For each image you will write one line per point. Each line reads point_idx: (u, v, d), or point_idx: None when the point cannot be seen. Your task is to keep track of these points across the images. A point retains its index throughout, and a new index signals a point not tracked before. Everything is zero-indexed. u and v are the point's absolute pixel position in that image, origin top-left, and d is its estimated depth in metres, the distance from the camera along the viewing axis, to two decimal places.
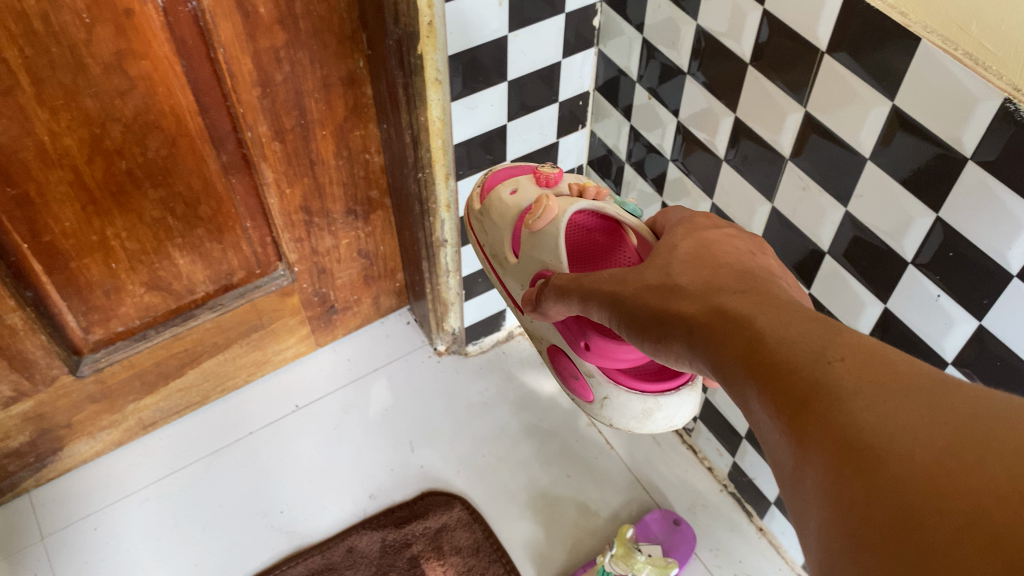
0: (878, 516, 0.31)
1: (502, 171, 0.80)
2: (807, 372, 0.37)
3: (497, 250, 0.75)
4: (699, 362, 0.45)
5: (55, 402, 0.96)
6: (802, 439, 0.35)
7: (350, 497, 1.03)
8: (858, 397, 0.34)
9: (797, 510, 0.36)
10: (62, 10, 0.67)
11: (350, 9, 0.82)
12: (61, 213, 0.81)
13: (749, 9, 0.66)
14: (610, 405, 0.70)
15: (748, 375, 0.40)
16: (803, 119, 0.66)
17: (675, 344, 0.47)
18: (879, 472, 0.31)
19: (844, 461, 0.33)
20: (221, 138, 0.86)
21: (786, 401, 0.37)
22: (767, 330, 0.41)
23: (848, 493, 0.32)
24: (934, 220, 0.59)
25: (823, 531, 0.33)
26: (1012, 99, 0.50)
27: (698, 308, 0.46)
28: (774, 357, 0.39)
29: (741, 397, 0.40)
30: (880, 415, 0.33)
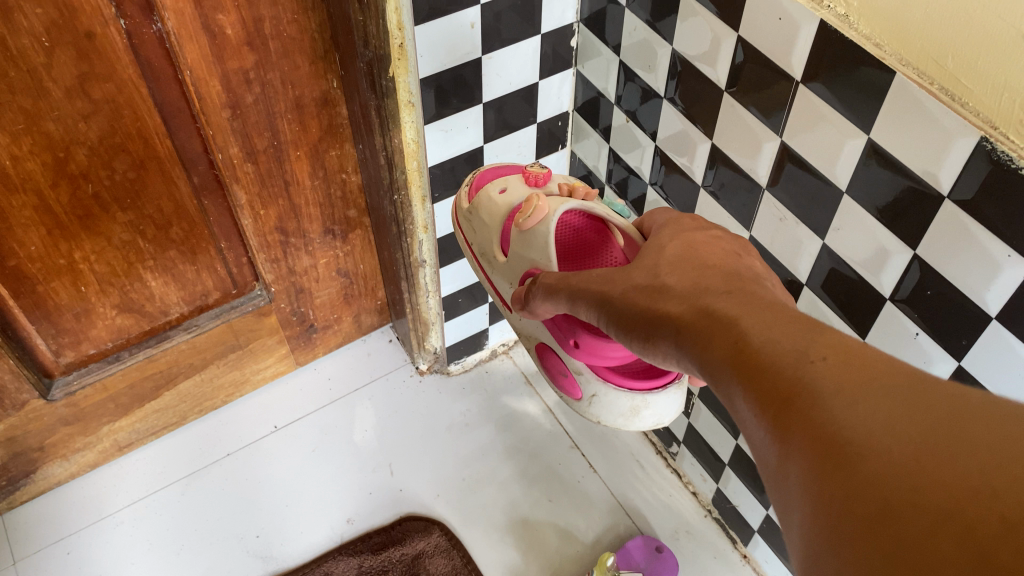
0: (856, 517, 0.29)
1: (489, 171, 0.75)
2: (791, 370, 0.35)
3: (484, 250, 0.70)
4: (688, 363, 0.43)
5: (26, 426, 0.94)
6: (785, 438, 0.33)
7: (327, 522, 1.02)
8: (838, 393, 0.33)
9: (781, 509, 0.34)
10: (20, 34, 0.66)
11: (322, 29, 0.80)
12: (26, 238, 0.79)
13: (724, 35, 0.64)
14: (598, 405, 0.65)
15: (731, 372, 0.38)
16: (779, 149, 0.64)
17: (663, 343, 0.45)
18: (858, 471, 0.30)
19: (823, 459, 0.31)
20: (191, 160, 0.84)
21: (769, 400, 0.35)
22: (751, 328, 0.39)
23: (826, 493, 0.31)
24: (911, 258, 0.57)
25: (806, 532, 0.32)
26: (988, 137, 0.48)
27: (685, 306, 0.44)
28: (757, 354, 0.37)
29: (726, 395, 0.39)
30: (859, 412, 0.31)
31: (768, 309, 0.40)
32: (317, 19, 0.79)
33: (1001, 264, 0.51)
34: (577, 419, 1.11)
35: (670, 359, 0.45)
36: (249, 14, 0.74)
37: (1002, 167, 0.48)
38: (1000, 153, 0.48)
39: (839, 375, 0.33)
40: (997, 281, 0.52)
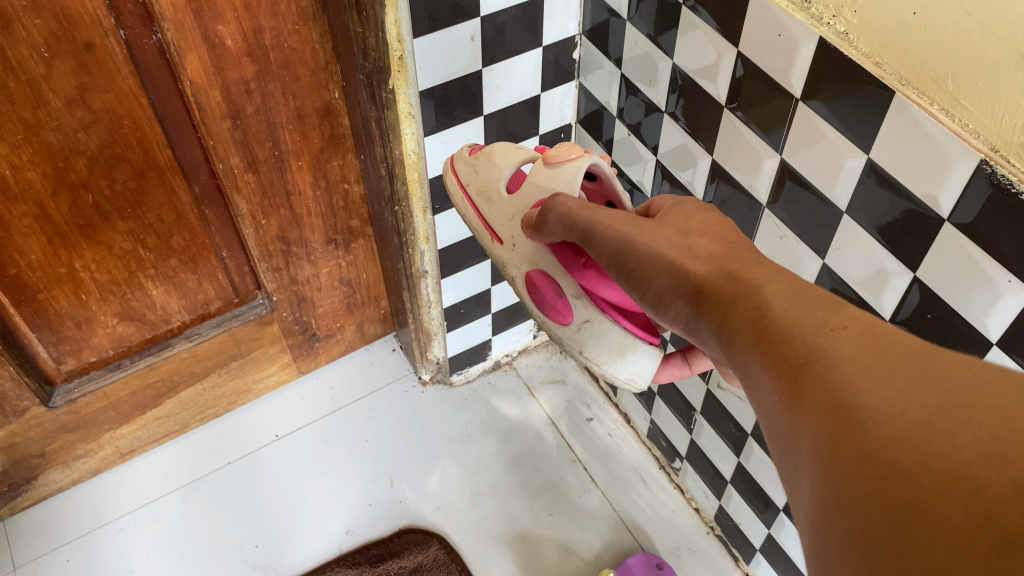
0: (866, 479, 0.30)
1: None
2: (808, 340, 0.35)
3: (485, 179, 0.69)
4: (709, 334, 0.43)
5: (27, 432, 0.94)
6: (800, 406, 0.34)
7: (326, 533, 1.01)
8: (851, 360, 0.33)
9: (790, 472, 0.35)
10: (19, 45, 0.66)
11: (323, 40, 0.80)
12: (26, 247, 0.79)
13: (724, 50, 0.63)
14: (587, 333, 0.65)
15: (752, 343, 0.38)
16: (779, 167, 0.63)
17: (675, 301, 0.46)
18: (870, 435, 0.31)
19: (836, 424, 0.32)
20: (193, 169, 0.84)
21: (786, 369, 0.36)
22: (770, 297, 0.39)
23: (837, 454, 0.32)
24: (911, 280, 0.56)
25: (814, 494, 0.32)
26: (988, 160, 0.47)
27: (708, 275, 0.44)
28: (775, 323, 0.38)
29: (744, 365, 0.39)
30: (872, 379, 0.32)
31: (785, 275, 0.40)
32: (318, 30, 0.78)
33: (1002, 290, 0.50)
34: (580, 432, 1.10)
35: (678, 320, 0.47)
36: (249, 25, 0.74)
37: (1002, 191, 0.47)
38: (1000, 176, 0.47)
39: (853, 343, 0.34)
40: (997, 307, 0.51)
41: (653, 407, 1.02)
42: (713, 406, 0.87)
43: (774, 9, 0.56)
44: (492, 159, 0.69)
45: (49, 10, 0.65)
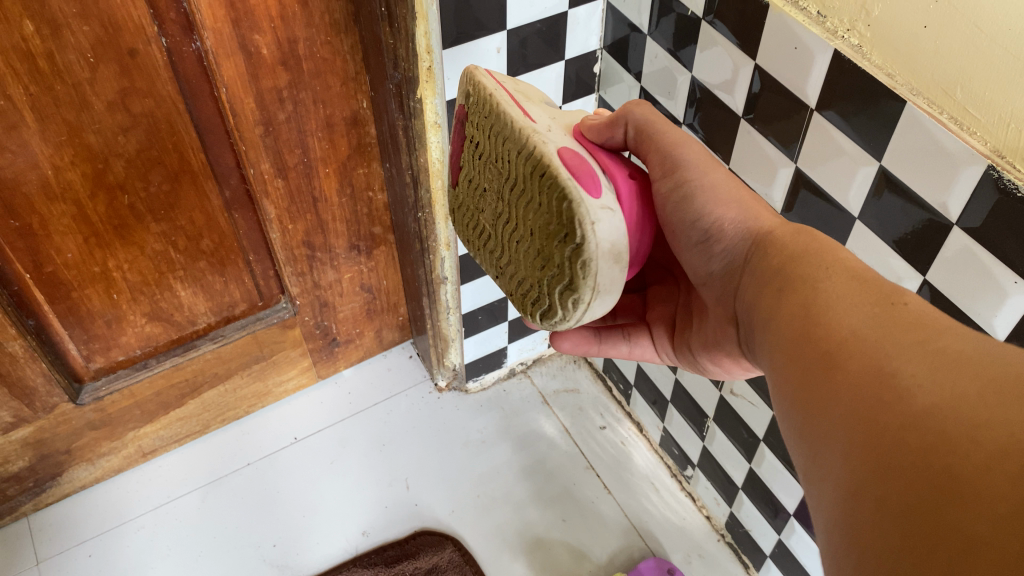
0: (907, 445, 0.36)
1: None
2: (856, 330, 0.42)
3: (521, 87, 0.61)
4: (762, 321, 0.50)
5: (55, 429, 0.97)
6: (846, 382, 0.40)
7: (343, 533, 1.03)
8: (894, 348, 0.40)
9: (823, 439, 0.40)
10: (67, 50, 0.69)
11: (354, 51, 0.83)
12: (63, 245, 0.82)
13: (741, 63, 0.66)
14: (609, 222, 0.52)
15: (803, 331, 0.45)
16: (793, 175, 0.66)
17: (733, 237, 0.55)
18: (914, 407, 0.36)
19: (879, 399, 0.38)
20: (224, 174, 0.87)
21: (834, 353, 0.42)
22: (821, 290, 0.46)
23: (881, 425, 0.37)
24: (921, 283, 0.58)
25: (850, 456, 0.38)
26: (995, 166, 0.49)
27: (769, 267, 0.51)
28: (825, 313, 0.44)
29: (789, 350, 0.46)
30: (914, 363, 0.38)
31: (830, 269, 0.47)
32: (348, 42, 0.82)
33: (1009, 291, 0.52)
34: (593, 439, 1.12)
35: (719, 258, 0.57)
36: (284, 35, 0.77)
37: (1009, 195, 0.49)
38: (1006, 181, 0.49)
39: (892, 333, 0.40)
40: (1004, 307, 0.53)
41: (666, 415, 1.04)
42: (725, 413, 0.89)
43: (791, 23, 0.59)
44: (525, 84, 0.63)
45: (97, 17, 0.68)
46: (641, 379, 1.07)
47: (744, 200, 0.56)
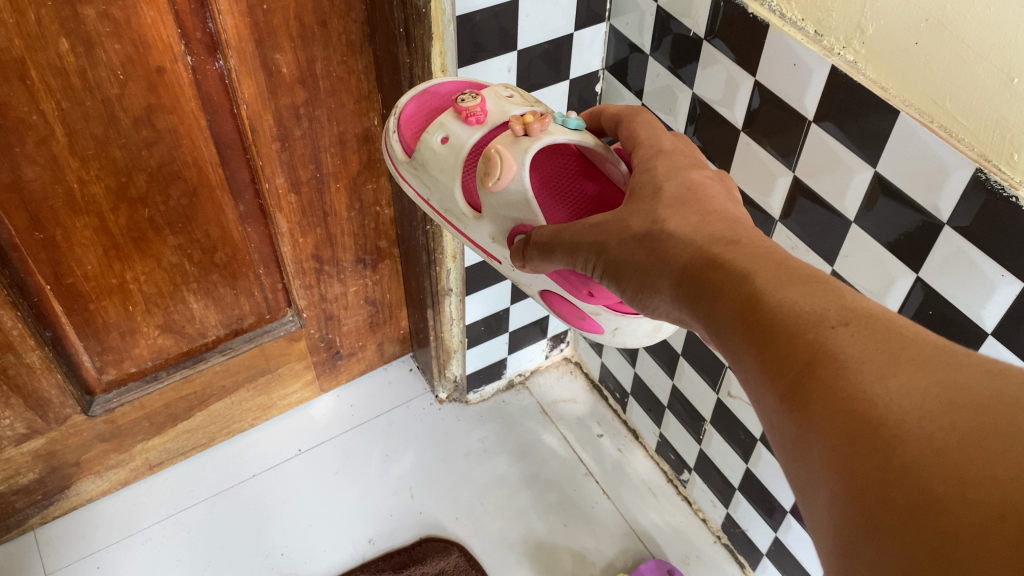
0: (895, 503, 0.31)
1: (411, 109, 0.68)
2: (810, 339, 0.36)
3: (442, 195, 0.66)
4: (687, 320, 0.45)
5: (65, 441, 0.98)
6: (810, 409, 0.35)
7: (349, 541, 1.05)
8: (868, 369, 0.34)
9: (800, 476, 0.36)
10: (99, 67, 0.71)
11: (368, 71, 0.87)
12: (84, 257, 0.84)
13: (740, 79, 0.71)
14: (625, 328, 0.66)
15: (744, 335, 0.40)
16: (791, 183, 0.70)
17: (654, 302, 0.48)
18: (898, 453, 0.32)
19: (853, 436, 0.33)
20: (240, 188, 0.90)
21: (791, 370, 0.36)
22: (759, 280, 0.40)
23: (860, 471, 0.32)
24: (914, 280, 0.63)
25: (833, 505, 0.33)
26: (982, 169, 0.54)
27: (693, 267, 0.44)
28: (769, 314, 0.39)
29: (735, 357, 0.40)
30: (890, 395, 0.33)
31: (779, 264, 0.41)
32: (363, 62, 0.86)
33: (996, 283, 0.57)
34: (591, 447, 1.16)
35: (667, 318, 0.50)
36: (304, 55, 0.81)
37: (995, 195, 0.54)
38: (993, 182, 0.53)
39: (864, 349, 0.35)
40: (992, 299, 0.58)
41: (662, 421, 1.08)
42: (722, 415, 0.93)
43: (789, 41, 0.64)
44: (432, 174, 0.65)
45: (128, 36, 0.71)
46: (637, 387, 1.11)
47: (643, 266, 0.48)
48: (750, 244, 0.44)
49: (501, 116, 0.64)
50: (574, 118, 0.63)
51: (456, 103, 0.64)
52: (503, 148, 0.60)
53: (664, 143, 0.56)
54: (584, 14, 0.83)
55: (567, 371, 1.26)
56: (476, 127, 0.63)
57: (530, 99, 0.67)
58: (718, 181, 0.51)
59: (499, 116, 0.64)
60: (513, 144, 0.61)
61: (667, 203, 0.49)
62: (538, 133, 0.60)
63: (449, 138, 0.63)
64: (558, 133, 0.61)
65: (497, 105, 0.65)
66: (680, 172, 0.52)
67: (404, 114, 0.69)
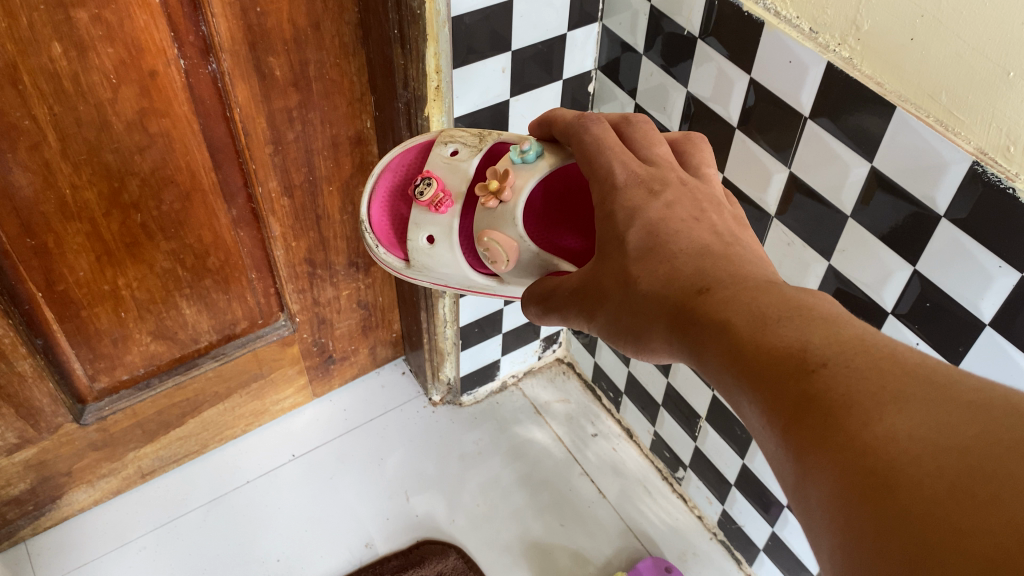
0: (890, 552, 0.30)
1: (380, 219, 0.68)
2: (797, 382, 0.35)
3: (457, 281, 0.66)
4: (677, 354, 0.44)
5: (57, 449, 0.97)
6: (805, 455, 0.34)
7: (346, 546, 1.05)
8: (854, 412, 0.33)
9: (805, 523, 0.35)
10: (91, 71, 0.71)
11: (360, 73, 0.87)
12: (76, 264, 0.83)
13: (735, 77, 0.71)
14: None
15: (735, 377, 0.38)
16: (787, 179, 0.71)
17: (654, 355, 0.48)
18: (891, 499, 0.30)
19: (848, 483, 0.32)
20: (233, 192, 0.89)
21: (784, 415, 0.35)
22: (744, 320, 0.39)
23: (856, 518, 0.31)
24: (911, 273, 0.64)
25: (834, 553, 0.32)
26: (980, 162, 0.55)
27: (671, 307, 0.44)
28: (757, 355, 0.37)
29: (732, 400, 0.40)
30: (877, 436, 0.32)
31: (761, 300, 0.40)
32: (356, 64, 0.86)
33: (993, 274, 0.58)
34: (585, 447, 1.16)
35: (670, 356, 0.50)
36: (296, 58, 0.81)
37: (992, 186, 0.54)
38: (990, 175, 0.54)
39: (849, 389, 0.34)
40: (989, 289, 0.59)
41: (656, 419, 1.08)
42: (718, 412, 0.93)
43: (785, 39, 0.65)
44: (437, 269, 0.65)
45: (121, 39, 0.70)
46: (630, 386, 1.11)
47: (632, 328, 0.48)
48: (730, 281, 0.43)
49: (462, 184, 0.64)
50: (527, 147, 0.61)
51: (416, 198, 0.63)
52: (492, 230, 0.60)
53: (618, 175, 0.52)
54: (577, 14, 0.83)
55: (560, 372, 1.26)
56: (451, 210, 0.63)
57: (472, 141, 0.66)
58: (684, 199, 0.50)
59: (462, 184, 0.64)
60: (496, 216, 0.60)
61: (634, 256, 0.48)
62: (512, 197, 0.60)
63: (434, 233, 0.63)
64: (526, 184, 0.60)
65: (451, 171, 0.64)
66: (641, 212, 0.49)
67: (375, 224, 0.68)
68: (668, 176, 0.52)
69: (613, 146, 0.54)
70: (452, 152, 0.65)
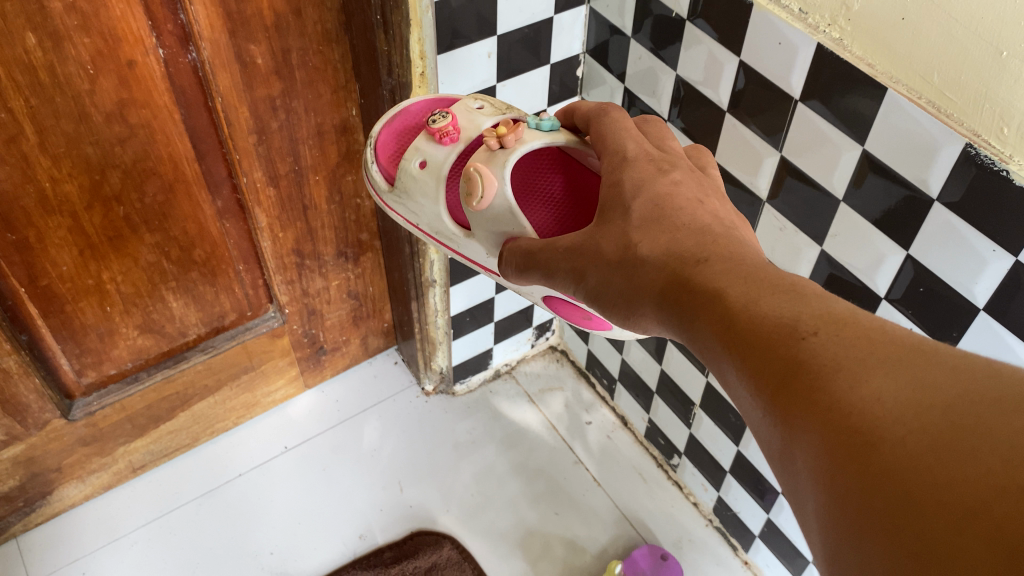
0: (875, 513, 0.29)
1: (387, 138, 0.66)
2: (784, 348, 0.34)
3: (433, 225, 0.64)
4: (668, 325, 0.43)
5: (45, 446, 0.96)
6: (791, 420, 0.33)
7: (339, 538, 1.04)
8: (841, 375, 0.32)
9: (791, 490, 0.34)
10: (68, 62, 0.69)
11: (344, 60, 0.85)
12: (59, 258, 0.82)
13: (725, 59, 0.70)
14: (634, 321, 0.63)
15: (722, 347, 0.38)
16: (778, 163, 0.70)
17: (642, 323, 0.46)
18: (877, 459, 0.30)
19: (833, 445, 0.31)
20: (217, 183, 0.88)
21: (770, 381, 0.34)
22: (734, 289, 0.38)
23: (841, 480, 0.31)
24: (904, 258, 0.63)
25: (821, 516, 0.32)
26: (972, 143, 0.53)
27: (666, 276, 0.43)
28: (744, 324, 0.37)
29: (719, 369, 0.39)
30: (862, 398, 0.31)
31: (751, 273, 0.39)
32: (340, 51, 0.84)
33: (987, 259, 0.57)
34: (579, 434, 1.16)
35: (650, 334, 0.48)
36: (278, 45, 0.79)
37: (986, 169, 0.53)
38: (983, 156, 0.53)
39: (837, 354, 0.33)
40: (984, 274, 0.58)
41: (650, 406, 1.07)
42: (712, 399, 0.92)
43: (775, 20, 0.63)
44: (417, 201, 0.63)
45: (98, 29, 0.69)
46: (624, 372, 1.10)
47: (625, 293, 0.46)
48: (728, 254, 0.42)
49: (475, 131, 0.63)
50: (546, 117, 0.61)
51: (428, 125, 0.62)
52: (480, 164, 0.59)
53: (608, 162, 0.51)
54: None
55: (554, 361, 1.25)
56: (453, 147, 0.62)
57: (500, 105, 0.66)
58: (692, 180, 0.50)
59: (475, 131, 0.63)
60: (491, 159, 0.59)
61: (638, 223, 0.47)
62: (513, 143, 0.59)
63: (429, 161, 0.62)
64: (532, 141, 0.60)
65: (468, 118, 0.63)
66: (649, 184, 0.49)
67: (379, 143, 0.66)
68: (678, 161, 0.51)
69: (630, 126, 0.55)
70: (477, 106, 0.65)
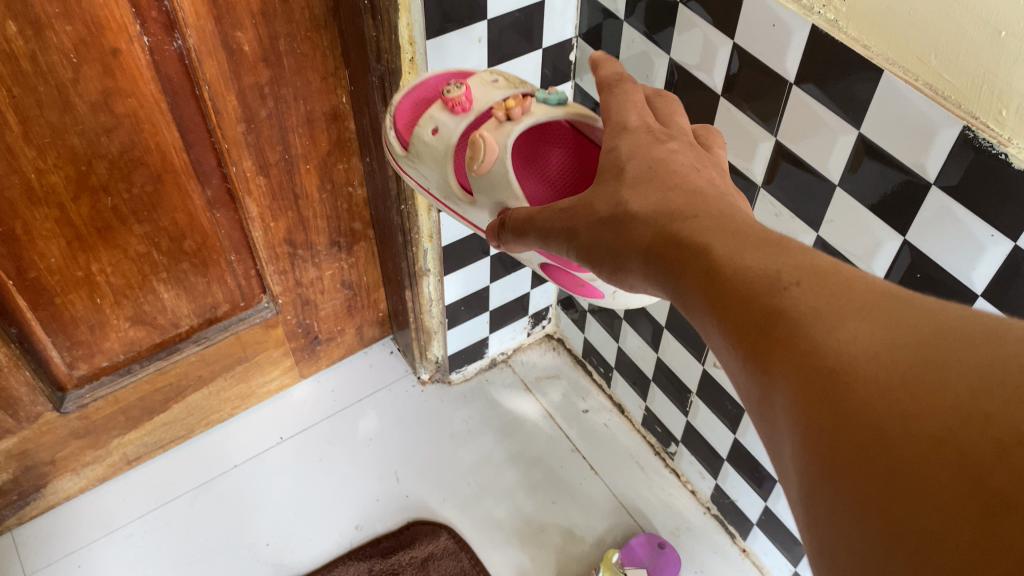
0: (847, 450, 0.29)
1: (409, 104, 0.65)
2: (762, 299, 0.34)
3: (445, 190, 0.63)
4: (654, 282, 0.42)
5: (38, 439, 0.95)
6: (767, 367, 0.33)
7: (335, 528, 1.04)
8: (816, 321, 0.32)
9: (767, 434, 0.34)
10: (50, 51, 0.68)
11: (333, 46, 0.84)
12: (47, 250, 0.81)
13: (719, 42, 0.69)
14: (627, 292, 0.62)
15: (703, 301, 0.37)
16: (773, 148, 0.69)
17: (628, 278, 0.45)
18: (850, 398, 0.30)
19: (808, 388, 0.31)
20: (206, 172, 0.87)
21: (747, 330, 0.34)
22: (719, 246, 0.38)
23: (814, 420, 0.31)
24: (901, 243, 0.62)
25: (794, 457, 0.32)
26: (970, 126, 0.52)
27: (654, 233, 0.42)
28: (725, 278, 0.36)
29: (699, 324, 0.38)
30: (837, 340, 0.31)
31: (733, 231, 0.39)
32: (328, 37, 0.83)
33: (985, 244, 0.56)
34: (576, 422, 1.15)
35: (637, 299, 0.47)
36: (265, 32, 0.78)
37: (984, 152, 0.52)
38: (981, 139, 0.52)
39: (814, 301, 0.33)
40: (982, 259, 0.57)
41: (647, 394, 1.07)
42: (709, 387, 0.91)
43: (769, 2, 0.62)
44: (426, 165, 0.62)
45: (80, 17, 0.67)
46: (620, 360, 1.09)
47: (614, 248, 0.45)
48: (713, 214, 0.41)
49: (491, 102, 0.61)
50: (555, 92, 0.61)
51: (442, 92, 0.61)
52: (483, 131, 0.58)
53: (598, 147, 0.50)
54: None
55: (551, 349, 1.24)
56: (465, 117, 0.61)
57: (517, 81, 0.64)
58: (689, 150, 0.49)
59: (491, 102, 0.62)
60: (497, 129, 0.58)
61: (630, 180, 0.46)
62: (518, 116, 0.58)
63: (441, 128, 0.61)
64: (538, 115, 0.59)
65: (484, 90, 0.62)
66: (645, 149, 0.48)
67: (399, 110, 0.65)
68: (677, 133, 0.50)
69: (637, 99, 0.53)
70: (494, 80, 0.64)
